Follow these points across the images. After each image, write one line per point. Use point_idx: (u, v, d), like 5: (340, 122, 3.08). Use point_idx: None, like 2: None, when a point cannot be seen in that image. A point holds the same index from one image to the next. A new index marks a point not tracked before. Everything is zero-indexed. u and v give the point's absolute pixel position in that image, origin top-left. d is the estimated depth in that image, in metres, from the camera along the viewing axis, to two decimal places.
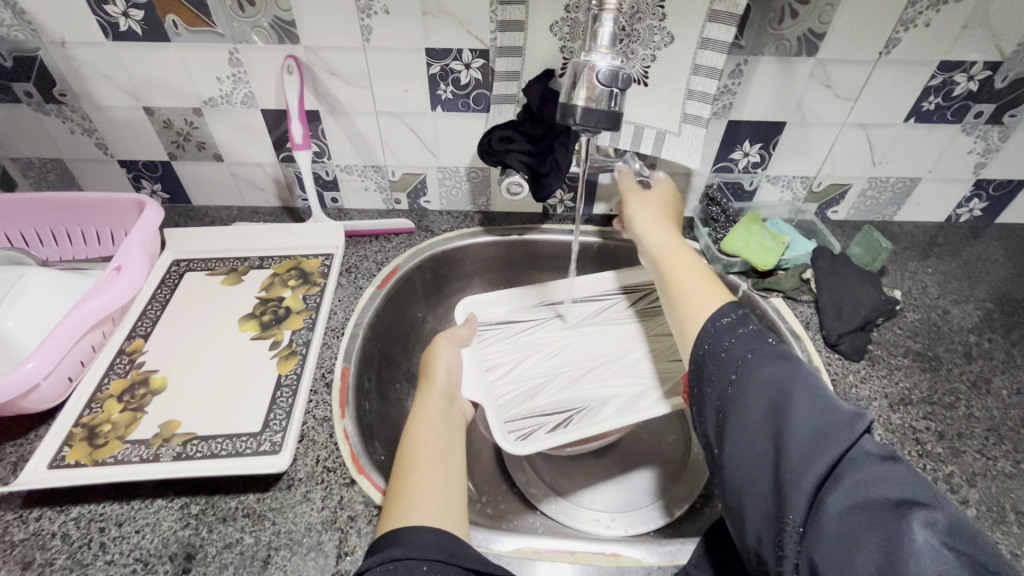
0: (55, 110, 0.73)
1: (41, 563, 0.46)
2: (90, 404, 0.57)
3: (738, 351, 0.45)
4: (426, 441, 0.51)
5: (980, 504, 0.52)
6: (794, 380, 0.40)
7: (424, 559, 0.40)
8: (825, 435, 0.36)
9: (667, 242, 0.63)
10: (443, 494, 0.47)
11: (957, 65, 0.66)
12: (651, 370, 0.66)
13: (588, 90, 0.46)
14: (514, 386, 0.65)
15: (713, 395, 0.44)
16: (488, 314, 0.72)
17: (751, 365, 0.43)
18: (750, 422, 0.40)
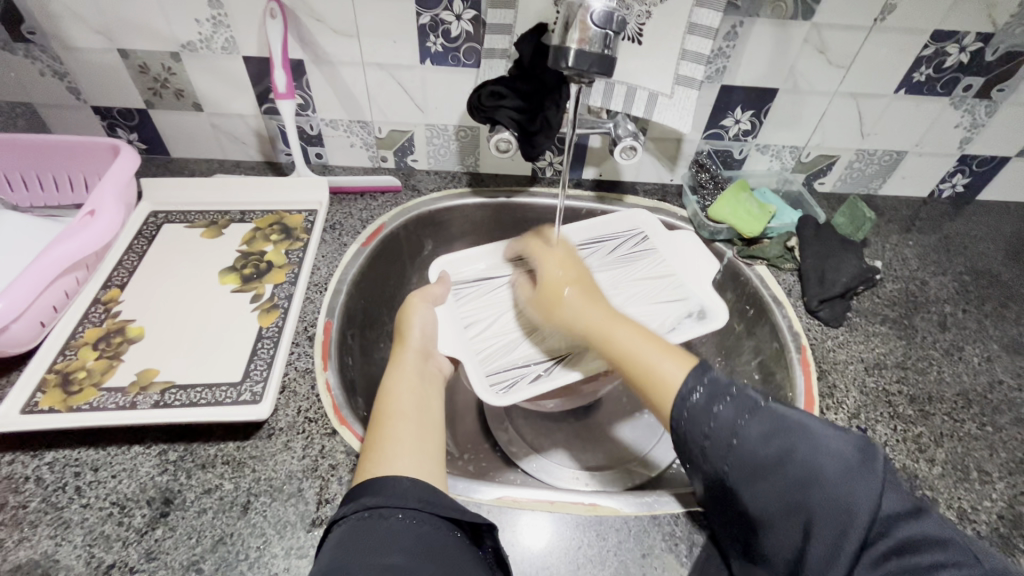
0: (24, 50, 0.69)
1: (15, 505, 0.45)
2: (64, 350, 0.56)
3: (722, 419, 0.41)
4: (402, 395, 0.52)
5: (946, 462, 0.53)
6: (796, 440, 0.38)
7: (398, 506, 0.40)
8: (846, 510, 0.35)
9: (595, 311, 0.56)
10: (420, 446, 0.47)
11: (951, 35, 0.66)
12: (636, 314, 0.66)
13: (581, 31, 0.45)
14: (496, 340, 0.64)
15: (694, 442, 0.42)
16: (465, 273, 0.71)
17: (747, 429, 0.40)
18: (768, 496, 0.38)
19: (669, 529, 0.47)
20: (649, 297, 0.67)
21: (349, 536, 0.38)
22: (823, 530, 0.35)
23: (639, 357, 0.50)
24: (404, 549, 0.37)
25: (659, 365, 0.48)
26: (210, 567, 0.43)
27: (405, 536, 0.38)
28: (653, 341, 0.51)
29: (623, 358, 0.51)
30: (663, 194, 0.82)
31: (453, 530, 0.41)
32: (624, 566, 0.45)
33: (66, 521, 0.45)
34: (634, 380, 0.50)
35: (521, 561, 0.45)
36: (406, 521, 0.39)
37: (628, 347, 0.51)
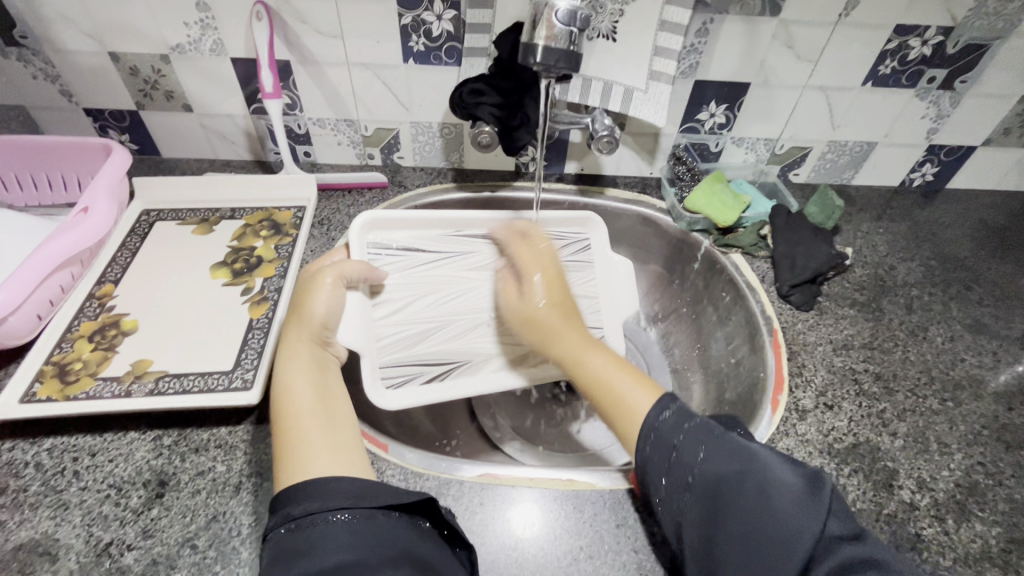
0: (16, 54, 0.71)
1: (16, 489, 0.47)
2: (61, 343, 0.58)
3: (689, 440, 0.45)
4: (301, 391, 0.51)
5: (907, 435, 0.56)
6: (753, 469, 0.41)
7: (326, 509, 0.41)
8: (792, 534, 0.37)
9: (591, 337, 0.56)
10: (329, 441, 0.47)
11: (912, 29, 0.69)
12: None
13: (548, 29, 0.47)
14: (401, 330, 0.65)
15: (659, 465, 0.45)
16: (386, 242, 0.70)
17: (711, 455, 0.43)
18: (722, 521, 0.40)
19: (643, 500, 0.50)
20: None
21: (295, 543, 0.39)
22: (768, 556, 0.37)
23: (612, 382, 0.52)
24: (348, 546, 0.39)
25: (634, 397, 0.50)
26: (205, 543, 0.45)
27: (342, 535, 0.40)
28: (630, 371, 0.52)
29: (600, 383, 0.52)
30: (643, 187, 0.85)
31: (390, 514, 0.42)
32: (599, 536, 0.48)
33: (65, 502, 0.47)
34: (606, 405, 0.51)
35: (502, 533, 0.48)
36: (339, 522, 0.40)
37: (603, 371, 0.53)
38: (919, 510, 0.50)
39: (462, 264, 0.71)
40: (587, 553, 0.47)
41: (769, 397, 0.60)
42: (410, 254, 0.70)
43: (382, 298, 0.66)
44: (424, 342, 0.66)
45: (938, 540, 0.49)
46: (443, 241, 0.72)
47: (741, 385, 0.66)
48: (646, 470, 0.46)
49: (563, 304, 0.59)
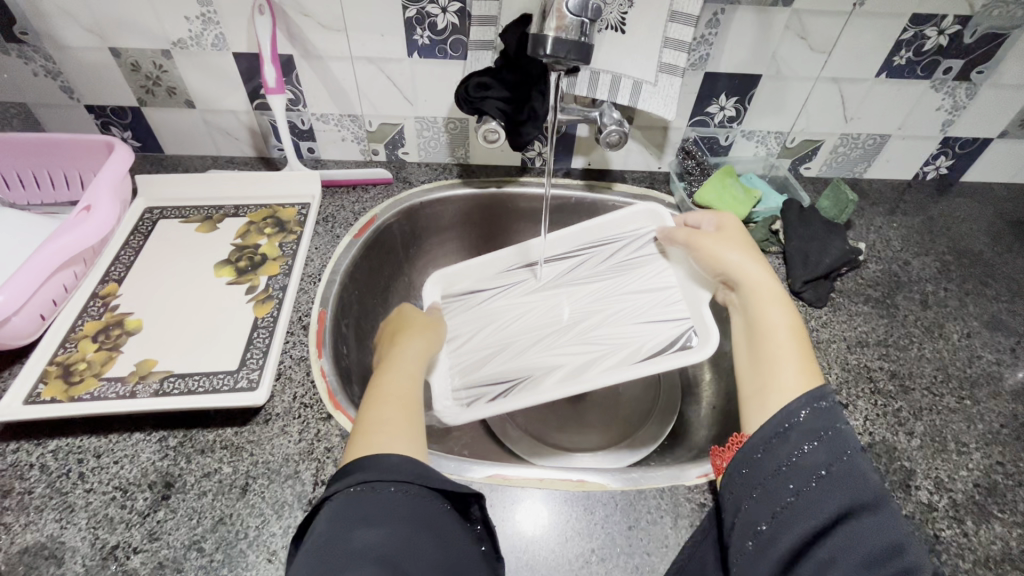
0: (17, 50, 0.70)
1: (21, 491, 0.47)
2: (64, 343, 0.57)
3: (826, 448, 0.40)
4: (395, 382, 0.52)
5: (925, 435, 0.55)
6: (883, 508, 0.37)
7: (392, 479, 0.40)
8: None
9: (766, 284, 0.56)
10: (406, 425, 0.47)
11: (929, 19, 0.67)
12: (612, 332, 0.66)
13: (558, 19, 0.46)
14: (470, 354, 0.67)
15: (784, 452, 0.42)
16: (458, 293, 0.74)
17: (842, 470, 0.39)
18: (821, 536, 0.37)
19: (654, 501, 0.49)
20: (635, 314, 0.67)
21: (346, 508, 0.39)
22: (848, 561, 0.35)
23: (775, 337, 0.52)
24: (397, 520, 0.38)
25: (788, 373, 0.48)
26: (211, 545, 0.45)
27: (398, 509, 0.39)
28: (802, 342, 0.51)
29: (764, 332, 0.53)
30: (651, 182, 0.84)
31: (443, 503, 0.41)
32: (611, 537, 0.47)
33: (71, 505, 0.46)
34: (759, 362, 0.51)
35: (511, 535, 0.47)
36: (399, 494, 0.39)
37: (771, 328, 0.52)
38: (937, 511, 0.49)
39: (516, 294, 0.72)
40: (599, 556, 0.46)
41: None
42: (477, 292, 0.73)
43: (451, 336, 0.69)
44: (485, 365, 0.66)
45: (957, 542, 0.48)
46: (507, 274, 0.74)
47: None
48: (756, 457, 0.43)
49: (752, 248, 0.61)
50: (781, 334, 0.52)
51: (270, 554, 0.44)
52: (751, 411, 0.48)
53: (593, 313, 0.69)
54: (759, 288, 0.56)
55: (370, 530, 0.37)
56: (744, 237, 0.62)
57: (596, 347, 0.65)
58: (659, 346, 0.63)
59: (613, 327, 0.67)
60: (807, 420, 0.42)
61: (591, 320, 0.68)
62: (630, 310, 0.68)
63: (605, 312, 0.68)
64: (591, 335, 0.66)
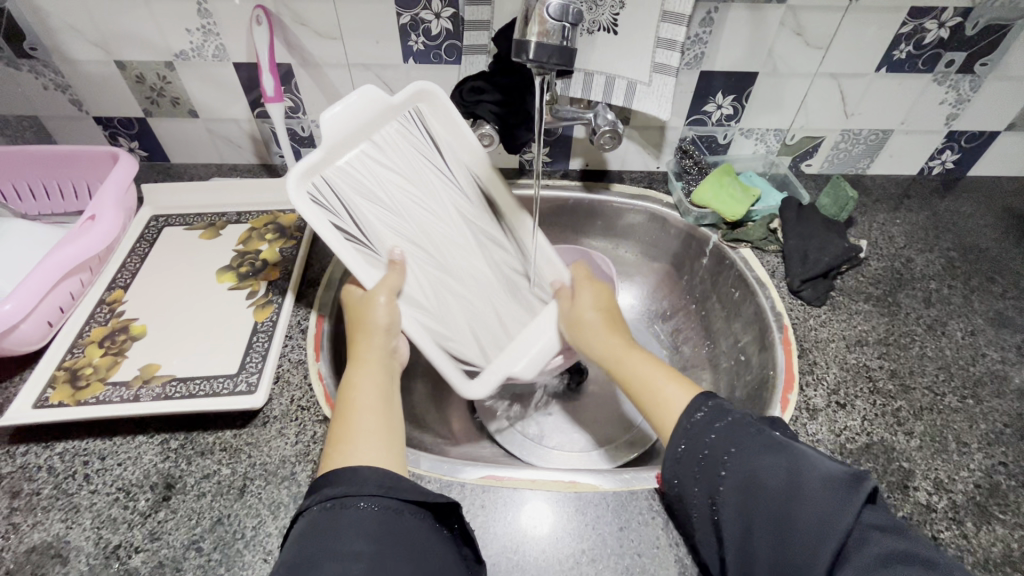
0: (29, 66, 0.73)
1: (29, 492, 0.49)
2: (73, 348, 0.59)
3: (714, 449, 0.41)
4: (366, 390, 0.51)
5: (924, 435, 0.54)
6: (781, 460, 0.37)
7: (360, 495, 0.41)
8: (826, 527, 0.34)
9: (614, 349, 0.55)
10: (381, 436, 0.47)
11: (929, 11, 0.66)
12: (456, 312, 0.64)
13: (540, 24, 0.46)
14: (363, 173, 0.60)
15: (688, 473, 0.42)
16: (423, 122, 0.64)
17: (739, 453, 0.39)
18: (759, 526, 0.36)
19: (647, 502, 0.49)
20: (472, 316, 0.64)
21: (314, 528, 0.39)
22: (787, 536, 0.35)
23: (653, 385, 0.49)
24: (366, 536, 0.38)
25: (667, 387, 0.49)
26: (209, 545, 0.46)
27: (369, 524, 0.39)
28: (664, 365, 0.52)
29: (632, 378, 0.52)
30: (650, 182, 0.83)
31: (416, 515, 0.42)
32: (602, 539, 0.47)
33: (76, 505, 0.48)
34: (637, 389, 0.51)
35: (502, 537, 0.47)
36: (368, 510, 0.40)
37: (642, 375, 0.51)
38: (937, 512, 0.49)
39: (443, 206, 0.66)
40: (590, 556, 0.46)
41: (779, 395, 0.58)
42: (430, 153, 0.65)
43: (382, 135, 0.61)
44: (357, 215, 0.59)
45: (956, 543, 0.47)
46: (453, 169, 0.67)
47: (750, 381, 0.65)
48: (674, 474, 0.43)
49: (611, 314, 0.60)
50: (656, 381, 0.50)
51: (266, 554, 0.45)
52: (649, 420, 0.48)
53: (461, 281, 0.65)
54: (608, 356, 0.55)
55: (341, 549, 0.37)
56: (603, 303, 0.62)
57: (430, 296, 0.62)
58: (456, 354, 0.62)
59: (456, 305, 0.64)
60: (702, 419, 0.43)
61: (456, 281, 0.65)
62: (476, 312, 0.65)
63: (459, 283, 0.65)
64: (440, 286, 0.63)
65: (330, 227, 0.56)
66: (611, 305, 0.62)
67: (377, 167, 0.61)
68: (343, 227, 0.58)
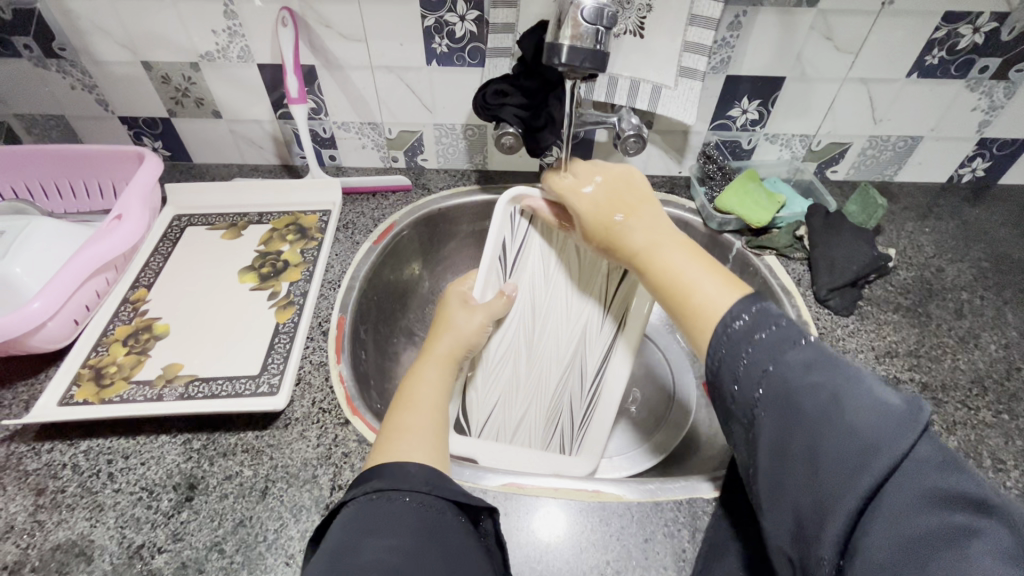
0: (57, 66, 0.73)
1: (54, 490, 0.49)
2: (97, 346, 0.59)
3: (757, 359, 0.36)
4: (426, 386, 0.53)
5: (958, 450, 0.53)
6: (835, 383, 0.32)
7: (406, 489, 0.40)
8: (868, 453, 0.29)
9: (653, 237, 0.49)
10: (431, 431, 0.48)
11: (963, 16, 0.64)
12: (504, 380, 0.67)
13: (573, 27, 0.45)
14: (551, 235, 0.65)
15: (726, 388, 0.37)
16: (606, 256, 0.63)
17: (787, 365, 0.34)
18: (793, 452, 0.32)
19: (672, 514, 0.48)
20: (513, 395, 0.67)
21: (360, 515, 0.39)
22: (842, 477, 0.29)
23: (681, 278, 0.45)
24: (408, 530, 0.38)
25: (708, 283, 0.43)
26: (232, 547, 0.46)
27: (411, 519, 0.39)
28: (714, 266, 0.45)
29: (669, 280, 0.46)
30: (671, 187, 0.82)
31: (457, 514, 0.41)
32: (626, 550, 0.46)
33: (100, 504, 0.48)
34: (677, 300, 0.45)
35: (525, 548, 0.47)
36: (411, 505, 0.40)
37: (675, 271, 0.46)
38: None
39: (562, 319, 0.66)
40: (614, 568, 0.45)
41: None
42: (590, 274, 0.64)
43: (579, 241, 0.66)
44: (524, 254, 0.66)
45: None
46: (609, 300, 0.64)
47: None
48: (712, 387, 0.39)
49: (617, 192, 0.54)
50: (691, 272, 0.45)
51: (288, 557, 0.45)
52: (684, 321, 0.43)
53: (529, 372, 0.67)
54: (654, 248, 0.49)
55: (382, 538, 0.37)
56: (612, 189, 0.54)
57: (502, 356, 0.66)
58: (475, 403, 0.66)
59: (508, 382, 0.67)
60: (763, 342, 0.36)
61: (526, 370, 0.67)
62: (517, 396, 0.67)
63: (535, 370, 0.67)
64: (514, 353, 0.66)
65: (500, 241, 0.64)
66: (619, 190, 0.54)
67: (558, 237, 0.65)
68: (508, 247, 0.65)
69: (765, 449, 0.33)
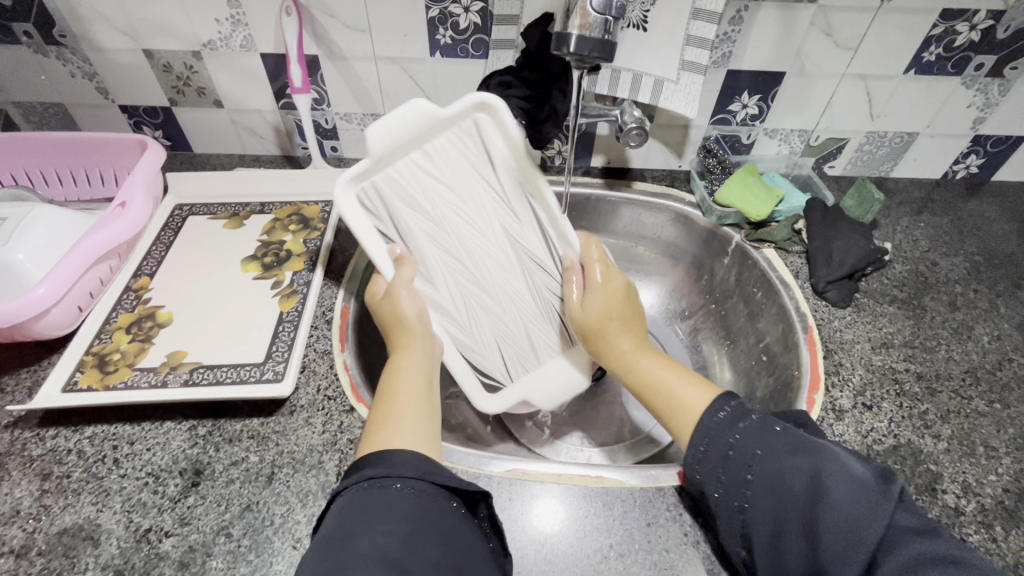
0: (57, 53, 0.73)
1: (60, 475, 0.49)
2: (100, 334, 0.59)
3: (743, 446, 0.43)
4: (411, 376, 0.52)
5: (952, 438, 0.54)
6: (814, 465, 0.39)
7: (397, 476, 0.41)
8: (865, 528, 0.36)
9: (636, 356, 0.55)
10: (421, 420, 0.48)
11: (960, 14, 0.65)
12: (487, 328, 0.65)
13: (582, 17, 0.46)
14: (413, 185, 0.61)
15: (714, 473, 0.43)
16: (485, 133, 0.61)
17: (770, 454, 0.42)
18: (791, 529, 0.38)
19: (674, 499, 0.49)
20: (500, 334, 0.65)
21: (350, 506, 0.39)
22: (841, 550, 0.36)
23: (658, 385, 0.52)
24: (398, 517, 0.38)
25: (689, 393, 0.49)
26: (239, 531, 0.46)
27: (403, 505, 0.39)
28: (687, 372, 0.52)
29: (643, 385, 0.53)
30: (671, 181, 0.83)
31: (449, 501, 0.42)
32: (629, 534, 0.47)
33: (106, 489, 0.48)
34: (653, 400, 0.51)
35: (528, 532, 0.47)
36: (403, 492, 0.40)
37: (651, 378, 0.52)
38: (965, 515, 0.49)
39: (491, 229, 0.65)
40: (618, 551, 0.46)
41: (804, 395, 0.58)
42: (483, 168, 0.62)
43: (433, 147, 0.60)
44: (398, 217, 0.61)
45: (985, 546, 0.47)
46: (506, 185, 0.63)
47: (773, 382, 0.65)
48: (697, 475, 0.44)
49: (632, 315, 0.58)
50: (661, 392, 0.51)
51: (295, 541, 0.46)
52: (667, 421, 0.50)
53: (501, 302, 0.66)
54: (633, 365, 0.54)
55: (375, 527, 0.37)
56: (616, 302, 0.58)
57: (460, 314, 0.64)
58: (480, 366, 0.65)
59: (491, 326, 0.65)
60: (743, 439, 0.43)
61: (495, 302, 0.66)
62: (507, 330, 0.66)
63: (499, 301, 0.66)
64: (472, 300, 0.65)
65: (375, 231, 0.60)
66: (623, 308, 0.58)
67: (430, 186, 0.61)
68: (386, 231, 0.61)
69: (767, 530, 0.39)
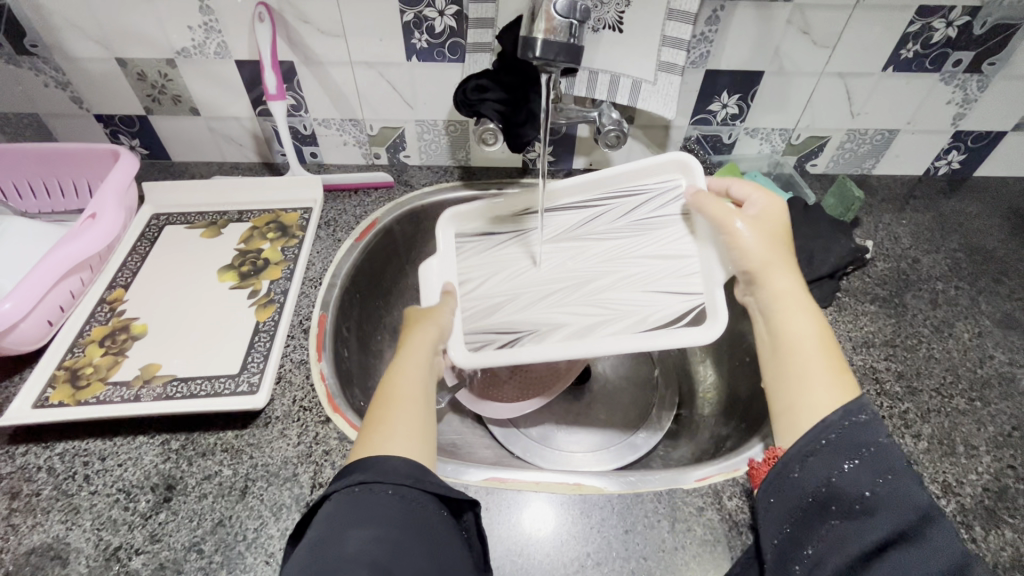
0: (29, 63, 0.72)
1: (29, 493, 0.48)
2: (72, 348, 0.59)
3: (866, 460, 0.39)
4: (411, 376, 0.50)
5: (932, 438, 0.54)
6: (938, 521, 0.35)
7: (387, 480, 0.40)
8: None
9: (794, 304, 0.51)
10: (416, 426, 0.46)
11: (936, 10, 0.65)
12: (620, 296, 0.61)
13: (547, 22, 0.45)
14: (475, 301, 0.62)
15: (823, 467, 0.40)
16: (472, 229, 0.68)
17: (888, 491, 0.37)
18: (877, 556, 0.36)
19: (651, 505, 0.49)
20: (640, 283, 0.61)
21: (340, 510, 0.39)
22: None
23: (804, 351, 0.48)
24: (385, 525, 0.37)
25: (817, 394, 0.46)
26: (211, 547, 0.45)
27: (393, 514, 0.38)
28: (832, 352, 0.48)
29: (795, 345, 0.49)
30: None
31: (439, 509, 0.41)
32: (607, 542, 0.47)
33: (76, 506, 0.47)
34: (785, 380, 0.48)
35: (504, 541, 0.47)
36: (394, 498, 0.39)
37: (800, 337, 0.49)
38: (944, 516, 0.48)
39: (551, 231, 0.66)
40: (594, 560, 0.46)
41: None
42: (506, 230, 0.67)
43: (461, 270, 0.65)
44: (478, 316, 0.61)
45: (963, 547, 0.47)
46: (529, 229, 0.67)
47: (755, 383, 0.65)
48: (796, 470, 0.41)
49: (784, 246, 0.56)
50: (808, 346, 0.49)
51: (268, 556, 0.45)
52: (777, 424, 0.47)
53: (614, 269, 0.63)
54: (787, 314, 0.51)
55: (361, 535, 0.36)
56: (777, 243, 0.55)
57: (601, 311, 0.60)
58: (665, 319, 0.58)
59: (623, 291, 0.61)
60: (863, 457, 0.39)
61: (606, 275, 0.63)
62: (647, 274, 0.62)
63: (620, 270, 0.63)
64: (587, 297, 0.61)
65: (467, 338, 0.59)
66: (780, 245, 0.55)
67: (483, 284, 0.64)
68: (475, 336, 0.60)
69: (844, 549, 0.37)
